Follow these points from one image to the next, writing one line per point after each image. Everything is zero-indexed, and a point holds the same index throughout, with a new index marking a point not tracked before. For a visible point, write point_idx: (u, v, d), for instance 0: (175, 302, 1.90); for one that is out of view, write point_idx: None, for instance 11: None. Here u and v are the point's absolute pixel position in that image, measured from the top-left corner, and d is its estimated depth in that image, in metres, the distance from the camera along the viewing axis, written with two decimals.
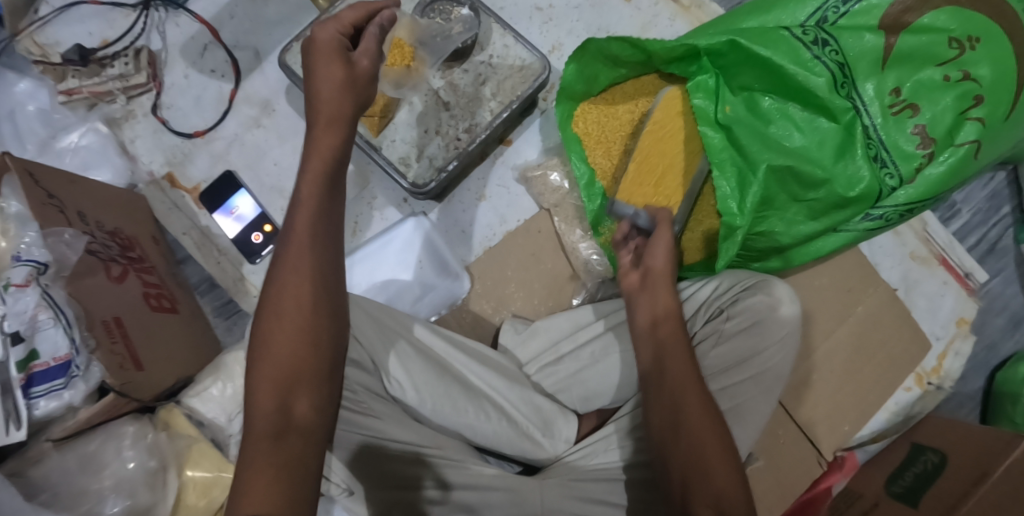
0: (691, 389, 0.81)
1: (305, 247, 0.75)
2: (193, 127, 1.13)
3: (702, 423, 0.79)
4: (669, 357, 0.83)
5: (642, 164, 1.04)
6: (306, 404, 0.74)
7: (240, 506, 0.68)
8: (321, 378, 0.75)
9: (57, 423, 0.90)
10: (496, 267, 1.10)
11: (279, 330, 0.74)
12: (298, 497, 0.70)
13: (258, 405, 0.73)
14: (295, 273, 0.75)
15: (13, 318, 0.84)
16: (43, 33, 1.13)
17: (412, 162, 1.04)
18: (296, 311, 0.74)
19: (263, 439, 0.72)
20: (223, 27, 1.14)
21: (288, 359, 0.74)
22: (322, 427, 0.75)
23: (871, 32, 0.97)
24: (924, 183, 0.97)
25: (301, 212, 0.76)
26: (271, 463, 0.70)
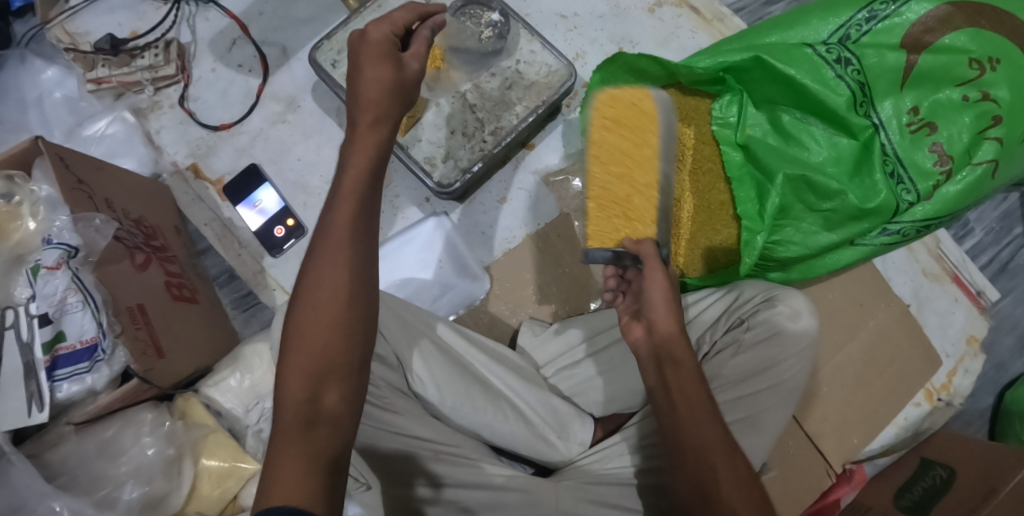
0: (707, 426, 0.78)
1: (345, 240, 0.77)
2: (219, 120, 1.14)
3: (719, 461, 0.77)
4: (679, 397, 0.80)
5: (599, 195, 0.90)
6: (336, 394, 0.75)
7: (271, 492, 0.69)
8: (352, 371, 0.76)
9: (78, 408, 0.91)
10: (515, 270, 1.10)
11: (313, 321, 0.75)
12: (326, 487, 0.70)
13: (290, 394, 0.74)
14: (332, 265, 0.76)
15: (42, 301, 0.86)
16: (74, 23, 1.15)
17: (438, 163, 1.06)
18: (331, 303, 0.76)
19: (293, 427, 0.72)
20: (252, 23, 1.15)
21: (321, 349, 0.75)
22: (350, 419, 0.75)
23: (892, 51, 0.98)
24: (941, 200, 0.97)
25: (342, 203, 0.79)
26: (302, 451, 0.71)
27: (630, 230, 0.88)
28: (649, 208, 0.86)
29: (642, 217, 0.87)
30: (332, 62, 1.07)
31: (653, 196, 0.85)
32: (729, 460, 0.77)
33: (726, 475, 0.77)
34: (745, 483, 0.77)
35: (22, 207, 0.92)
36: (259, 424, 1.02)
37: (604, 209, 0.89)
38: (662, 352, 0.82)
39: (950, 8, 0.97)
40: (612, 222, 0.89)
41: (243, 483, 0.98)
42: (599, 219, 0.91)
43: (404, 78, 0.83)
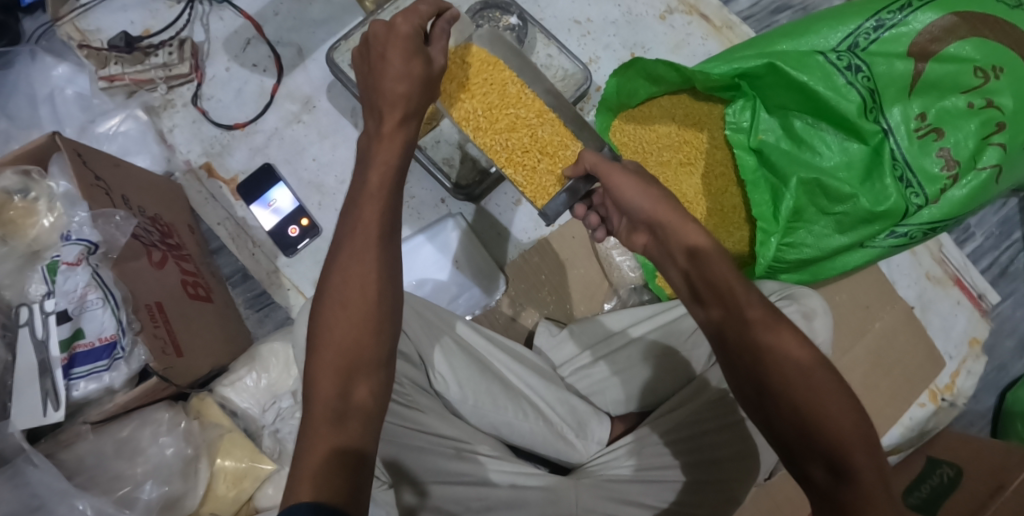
0: (763, 319, 0.71)
1: (372, 238, 0.76)
2: (233, 120, 1.13)
3: (784, 358, 0.69)
4: (732, 300, 0.73)
5: (510, 152, 0.91)
6: (365, 389, 0.72)
7: (300, 487, 0.66)
8: (380, 366, 0.74)
9: (94, 406, 0.89)
10: (531, 271, 1.12)
11: (342, 316, 0.74)
12: (354, 481, 0.67)
13: (319, 390, 0.72)
14: (358, 262, 0.75)
15: (62, 297, 0.85)
16: (85, 20, 1.14)
17: (456, 164, 1.08)
18: (360, 302, 0.74)
19: (323, 421, 0.70)
20: (267, 23, 1.15)
21: (350, 344, 0.73)
22: (380, 412, 0.73)
23: (900, 59, 1.01)
24: (948, 203, 1.01)
25: (356, 203, 0.78)
26: (335, 444, 0.69)
27: (562, 162, 0.91)
28: (558, 132, 0.91)
29: (557, 145, 0.90)
30: (350, 63, 1.08)
31: (552, 120, 0.91)
32: (798, 352, 0.70)
33: (797, 370, 0.69)
34: (816, 368, 0.69)
35: (39, 203, 0.91)
36: (276, 424, 1.02)
37: (527, 163, 0.91)
38: (688, 248, 0.77)
39: (955, 18, 1.00)
40: (540, 167, 0.91)
41: (259, 483, 0.97)
42: (529, 172, 0.92)
43: (432, 72, 0.83)
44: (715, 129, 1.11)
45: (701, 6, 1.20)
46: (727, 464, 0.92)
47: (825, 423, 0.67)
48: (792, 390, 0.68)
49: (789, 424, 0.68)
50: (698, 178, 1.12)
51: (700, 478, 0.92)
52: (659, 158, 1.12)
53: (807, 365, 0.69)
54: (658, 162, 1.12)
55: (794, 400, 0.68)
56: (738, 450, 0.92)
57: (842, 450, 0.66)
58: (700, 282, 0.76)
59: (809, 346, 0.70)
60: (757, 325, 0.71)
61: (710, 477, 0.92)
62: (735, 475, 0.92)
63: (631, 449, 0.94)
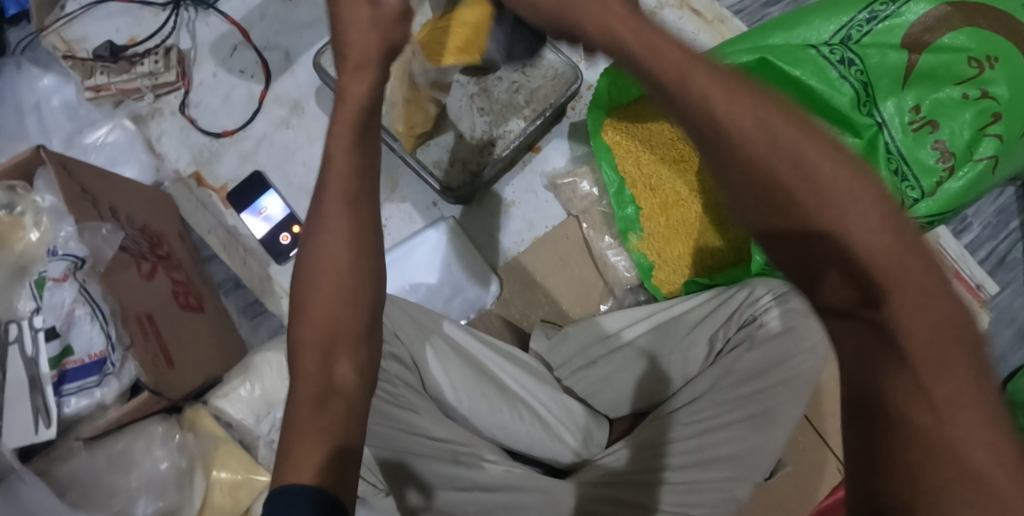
0: (780, 183, 0.52)
1: (341, 210, 0.72)
2: (221, 126, 1.12)
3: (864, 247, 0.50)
4: (787, 164, 0.52)
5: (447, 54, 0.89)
6: (347, 365, 0.70)
7: (287, 476, 0.65)
8: (359, 340, 0.71)
9: (86, 422, 0.89)
10: (525, 272, 1.10)
11: (314, 293, 0.71)
12: (340, 472, 0.66)
13: (302, 368, 0.69)
14: (327, 236, 0.71)
15: (49, 313, 0.85)
16: (70, 29, 1.13)
17: (446, 167, 1.06)
18: (334, 271, 0.71)
19: (305, 403, 0.68)
20: (253, 27, 1.14)
21: (326, 321, 0.70)
22: (365, 391, 0.71)
23: (894, 50, 1.00)
24: (943, 196, 0.99)
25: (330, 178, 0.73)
26: (318, 426, 0.67)
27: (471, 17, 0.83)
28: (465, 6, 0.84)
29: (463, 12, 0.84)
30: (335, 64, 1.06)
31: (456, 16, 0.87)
32: (872, 236, 0.50)
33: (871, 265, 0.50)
34: (853, 253, 0.51)
35: (25, 217, 0.91)
36: (271, 434, 1.01)
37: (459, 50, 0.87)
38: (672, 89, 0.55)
39: (949, 7, 0.99)
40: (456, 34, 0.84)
41: (255, 495, 0.96)
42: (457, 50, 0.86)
43: None
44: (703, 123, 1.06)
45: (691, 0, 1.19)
46: (717, 463, 0.92)
47: (901, 338, 0.49)
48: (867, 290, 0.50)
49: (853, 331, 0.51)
50: (693, 174, 1.07)
51: (693, 478, 0.91)
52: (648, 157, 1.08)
53: (889, 259, 0.50)
54: (651, 159, 1.08)
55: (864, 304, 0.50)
56: (737, 450, 0.92)
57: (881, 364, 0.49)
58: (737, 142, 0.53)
59: (894, 239, 0.51)
60: (823, 200, 0.51)
61: (705, 477, 0.91)
62: (728, 477, 0.92)
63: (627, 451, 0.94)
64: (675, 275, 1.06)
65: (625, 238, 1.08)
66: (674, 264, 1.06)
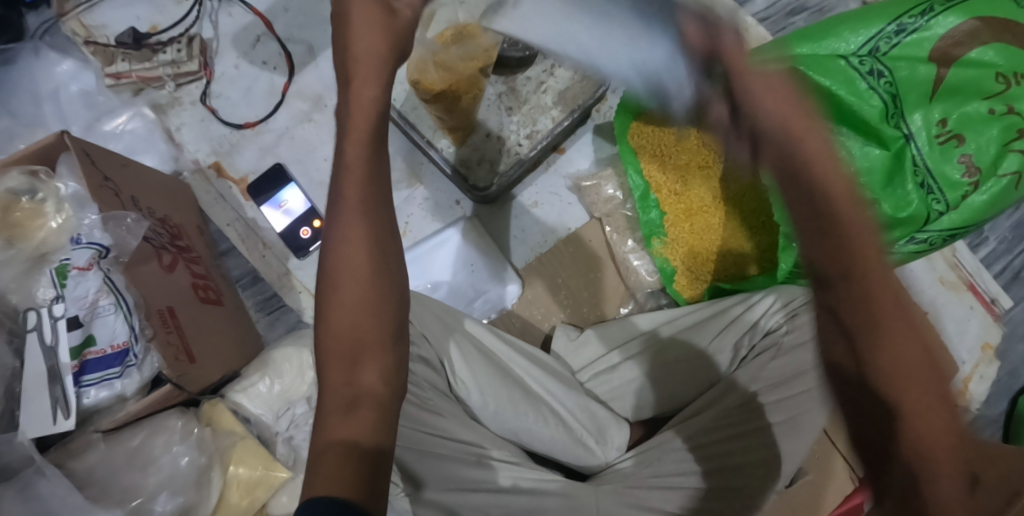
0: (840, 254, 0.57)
1: (358, 212, 0.72)
2: (243, 118, 1.11)
3: (885, 308, 0.58)
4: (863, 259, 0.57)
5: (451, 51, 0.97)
6: (374, 373, 0.71)
7: (314, 485, 0.65)
8: (385, 347, 0.72)
9: (104, 414, 0.87)
10: (547, 274, 1.09)
11: (338, 302, 0.71)
12: (373, 474, 0.66)
13: (329, 379, 0.70)
14: (350, 243, 0.72)
15: (72, 303, 0.84)
16: (88, 14, 1.10)
17: (473, 167, 1.05)
18: (352, 278, 0.71)
19: (334, 410, 0.69)
20: (277, 19, 1.12)
21: (349, 330, 0.71)
22: (392, 397, 0.72)
23: (923, 64, 1.01)
24: (967, 210, 1.00)
25: (349, 180, 0.73)
26: (346, 432, 0.68)
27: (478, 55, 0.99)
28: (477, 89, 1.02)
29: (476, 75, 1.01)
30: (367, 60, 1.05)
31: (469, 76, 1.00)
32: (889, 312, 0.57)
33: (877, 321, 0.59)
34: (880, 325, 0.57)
35: (46, 203, 0.90)
36: (290, 431, 0.99)
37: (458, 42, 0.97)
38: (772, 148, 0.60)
39: (978, 23, 0.99)
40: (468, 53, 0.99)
41: (273, 492, 0.95)
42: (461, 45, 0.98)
43: None
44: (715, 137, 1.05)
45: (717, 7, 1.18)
46: (738, 472, 0.90)
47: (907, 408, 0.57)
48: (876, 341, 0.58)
49: (856, 379, 0.59)
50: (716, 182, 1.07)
51: (716, 484, 0.89)
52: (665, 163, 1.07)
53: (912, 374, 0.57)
54: (678, 164, 1.07)
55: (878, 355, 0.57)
56: (752, 457, 0.90)
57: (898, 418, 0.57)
58: (822, 206, 0.58)
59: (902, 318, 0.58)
60: (868, 292, 0.57)
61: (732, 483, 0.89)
62: (752, 482, 0.89)
63: (638, 459, 0.94)
64: (697, 282, 1.07)
65: (647, 243, 1.08)
66: (697, 271, 1.06)
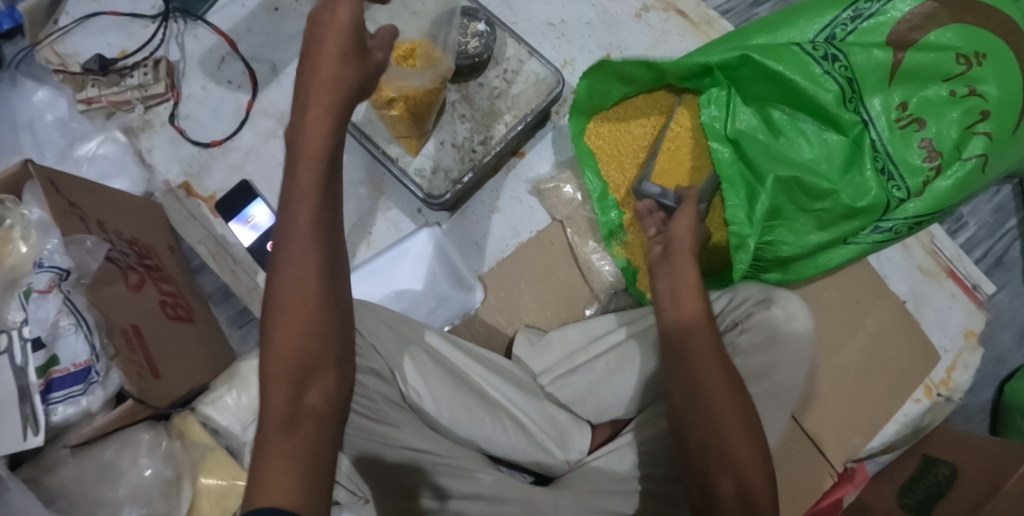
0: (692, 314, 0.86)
1: (307, 239, 0.74)
2: (210, 137, 1.14)
3: (701, 367, 0.82)
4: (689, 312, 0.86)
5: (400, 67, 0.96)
6: (318, 393, 0.75)
7: (256, 499, 0.69)
8: (332, 368, 0.76)
9: (74, 430, 0.91)
10: (509, 279, 1.10)
11: (281, 325, 0.74)
12: (314, 488, 0.72)
13: (271, 397, 0.73)
14: (298, 270, 0.74)
15: (34, 325, 0.86)
16: (62, 43, 1.16)
17: (428, 175, 1.06)
18: (298, 301, 0.74)
19: (276, 428, 0.72)
20: (240, 39, 1.16)
21: (295, 353, 0.74)
22: (334, 416, 0.76)
23: (879, 48, 0.98)
24: (932, 196, 0.98)
25: (300, 203, 0.75)
26: (287, 449, 0.72)
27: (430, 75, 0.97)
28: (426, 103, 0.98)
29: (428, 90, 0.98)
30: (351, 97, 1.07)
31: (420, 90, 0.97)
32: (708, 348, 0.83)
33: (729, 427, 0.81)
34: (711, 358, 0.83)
35: (14, 230, 0.93)
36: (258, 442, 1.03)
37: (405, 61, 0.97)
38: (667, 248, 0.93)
39: (935, 5, 0.97)
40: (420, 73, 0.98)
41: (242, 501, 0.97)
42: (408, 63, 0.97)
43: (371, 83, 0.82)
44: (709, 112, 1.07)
45: (677, 3, 1.18)
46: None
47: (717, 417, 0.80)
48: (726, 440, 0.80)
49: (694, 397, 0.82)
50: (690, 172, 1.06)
51: (663, 491, 0.90)
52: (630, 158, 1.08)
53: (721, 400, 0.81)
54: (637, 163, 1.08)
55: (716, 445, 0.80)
56: None
57: (713, 432, 0.80)
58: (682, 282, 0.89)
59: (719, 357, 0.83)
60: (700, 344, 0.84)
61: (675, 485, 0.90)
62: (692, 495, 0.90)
63: (605, 461, 0.94)
64: None
65: (608, 243, 1.08)
66: None
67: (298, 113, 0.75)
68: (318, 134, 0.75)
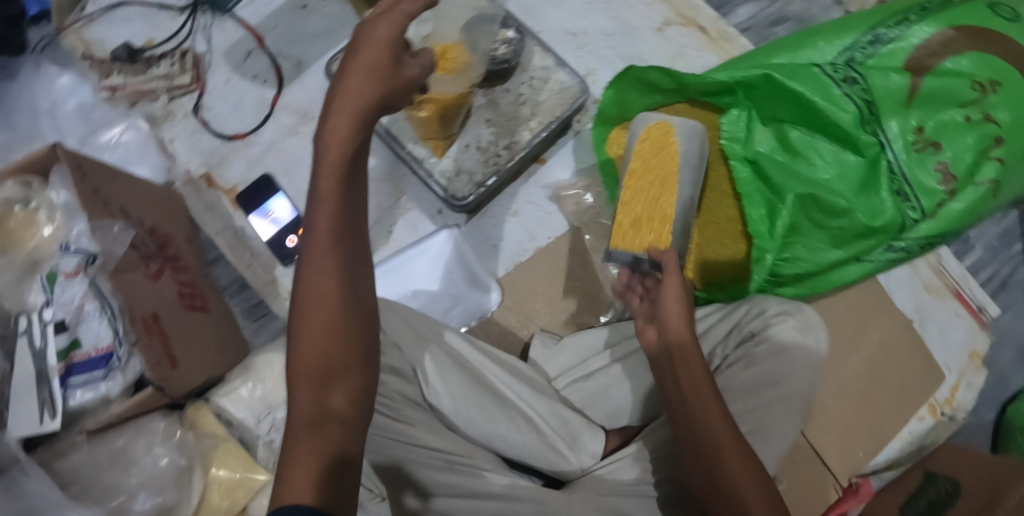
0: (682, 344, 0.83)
1: (328, 244, 0.79)
2: (232, 130, 1.14)
3: (698, 399, 0.81)
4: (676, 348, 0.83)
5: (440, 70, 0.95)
6: (341, 396, 0.78)
7: (282, 496, 0.72)
8: (354, 372, 0.79)
9: (90, 416, 0.90)
10: (526, 281, 1.11)
11: (306, 330, 0.78)
12: (335, 488, 0.73)
13: (298, 398, 0.77)
14: (318, 276, 0.78)
15: (59, 307, 0.88)
16: (87, 30, 1.16)
17: (452, 177, 1.07)
18: (320, 308, 0.78)
19: (302, 429, 0.76)
20: (267, 34, 1.16)
21: (320, 357, 0.78)
22: (359, 419, 0.78)
23: (897, 72, 1.00)
24: (945, 218, 1.01)
25: (323, 209, 0.79)
26: (313, 450, 0.75)
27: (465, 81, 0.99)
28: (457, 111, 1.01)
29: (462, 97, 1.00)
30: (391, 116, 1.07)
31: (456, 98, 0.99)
32: (701, 381, 0.81)
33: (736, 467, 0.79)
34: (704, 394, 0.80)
35: (39, 213, 0.93)
36: (271, 435, 1.02)
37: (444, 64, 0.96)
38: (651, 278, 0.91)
39: (954, 32, 0.99)
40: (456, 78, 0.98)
41: (253, 495, 0.95)
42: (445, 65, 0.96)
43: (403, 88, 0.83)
44: (697, 128, 0.98)
45: (698, 18, 1.20)
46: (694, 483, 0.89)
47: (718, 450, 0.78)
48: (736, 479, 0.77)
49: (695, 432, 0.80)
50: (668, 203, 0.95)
51: (675, 494, 0.90)
52: (639, 208, 0.95)
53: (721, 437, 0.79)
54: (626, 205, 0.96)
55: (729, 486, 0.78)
56: None
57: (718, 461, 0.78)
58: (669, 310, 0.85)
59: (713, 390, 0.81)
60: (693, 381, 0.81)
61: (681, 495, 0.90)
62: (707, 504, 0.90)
63: (609, 467, 0.94)
64: None
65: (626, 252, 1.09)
66: None
67: (327, 126, 0.80)
68: (341, 138, 0.79)
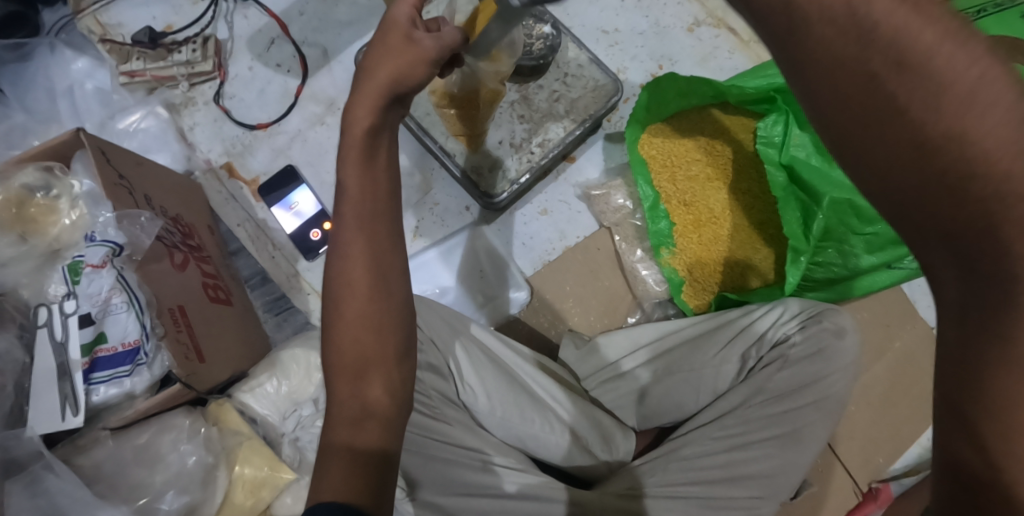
0: None
1: (359, 236, 0.73)
2: (255, 119, 1.12)
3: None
4: None
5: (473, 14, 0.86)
6: (380, 388, 0.71)
7: (321, 493, 0.64)
8: (391, 366, 0.72)
9: (113, 412, 0.87)
10: (554, 281, 1.10)
11: (342, 323, 0.72)
12: (380, 484, 0.66)
13: (337, 393, 0.71)
14: (357, 267, 0.72)
15: (85, 300, 0.83)
16: (105, 12, 1.13)
17: (485, 173, 1.06)
18: (355, 299, 0.72)
19: (341, 424, 0.69)
20: (292, 22, 1.13)
21: (355, 348, 0.71)
22: (399, 415, 0.72)
23: None
24: None
25: (353, 205, 0.74)
26: (350, 448, 0.68)
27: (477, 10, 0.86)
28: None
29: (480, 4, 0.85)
30: (427, 113, 1.06)
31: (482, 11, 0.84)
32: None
33: (924, 190, 0.45)
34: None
35: (60, 200, 0.89)
36: (296, 433, 1.01)
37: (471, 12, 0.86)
38: None
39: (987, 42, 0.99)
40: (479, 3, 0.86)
41: (277, 492, 0.96)
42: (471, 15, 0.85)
43: None
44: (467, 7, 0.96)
45: (729, 19, 1.19)
46: (746, 481, 0.89)
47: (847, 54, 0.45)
48: (957, 182, 0.45)
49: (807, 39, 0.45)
50: None
51: (704, 496, 0.88)
52: None
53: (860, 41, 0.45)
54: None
55: (909, 177, 0.46)
56: (768, 468, 0.90)
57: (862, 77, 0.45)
58: None
59: None
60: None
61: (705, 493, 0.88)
62: (740, 498, 0.89)
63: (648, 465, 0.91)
64: (705, 292, 1.06)
65: (656, 252, 1.08)
66: (704, 281, 1.06)
67: None
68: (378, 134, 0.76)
